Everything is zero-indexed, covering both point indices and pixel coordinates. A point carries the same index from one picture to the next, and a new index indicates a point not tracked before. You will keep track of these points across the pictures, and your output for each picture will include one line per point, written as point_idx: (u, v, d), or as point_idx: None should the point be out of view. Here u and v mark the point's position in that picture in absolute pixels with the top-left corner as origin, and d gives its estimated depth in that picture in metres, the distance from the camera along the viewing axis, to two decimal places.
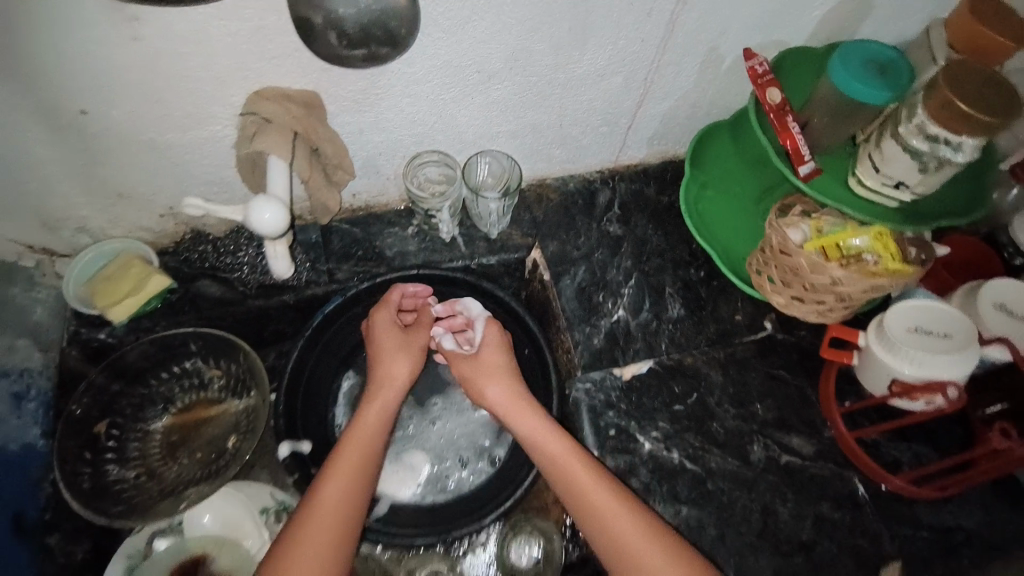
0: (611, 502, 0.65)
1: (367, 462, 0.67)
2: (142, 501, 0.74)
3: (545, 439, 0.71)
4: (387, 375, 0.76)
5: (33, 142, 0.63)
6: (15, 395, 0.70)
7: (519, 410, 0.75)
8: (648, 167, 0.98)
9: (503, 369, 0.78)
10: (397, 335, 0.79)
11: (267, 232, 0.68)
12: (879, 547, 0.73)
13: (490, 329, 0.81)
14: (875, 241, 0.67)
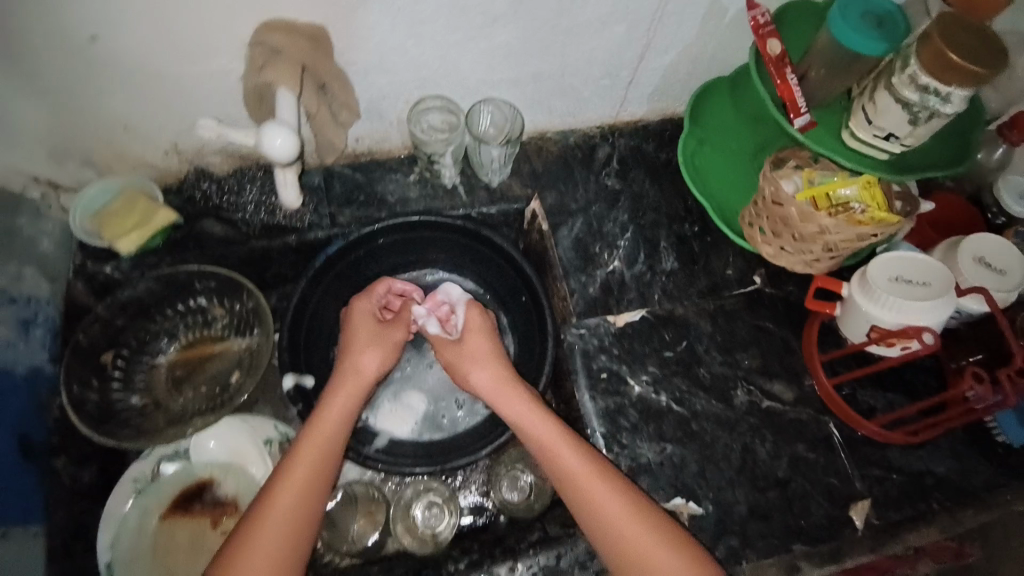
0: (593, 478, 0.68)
1: (326, 446, 0.69)
2: (149, 427, 0.77)
3: (528, 419, 0.75)
4: (354, 366, 0.79)
5: (40, 66, 0.64)
6: (22, 320, 0.71)
7: (499, 392, 0.78)
8: (648, 124, 0.99)
9: (483, 352, 0.82)
10: (373, 326, 0.82)
11: (279, 159, 0.67)
12: (851, 486, 0.78)
13: (473, 313, 0.85)
14: (863, 191, 0.70)
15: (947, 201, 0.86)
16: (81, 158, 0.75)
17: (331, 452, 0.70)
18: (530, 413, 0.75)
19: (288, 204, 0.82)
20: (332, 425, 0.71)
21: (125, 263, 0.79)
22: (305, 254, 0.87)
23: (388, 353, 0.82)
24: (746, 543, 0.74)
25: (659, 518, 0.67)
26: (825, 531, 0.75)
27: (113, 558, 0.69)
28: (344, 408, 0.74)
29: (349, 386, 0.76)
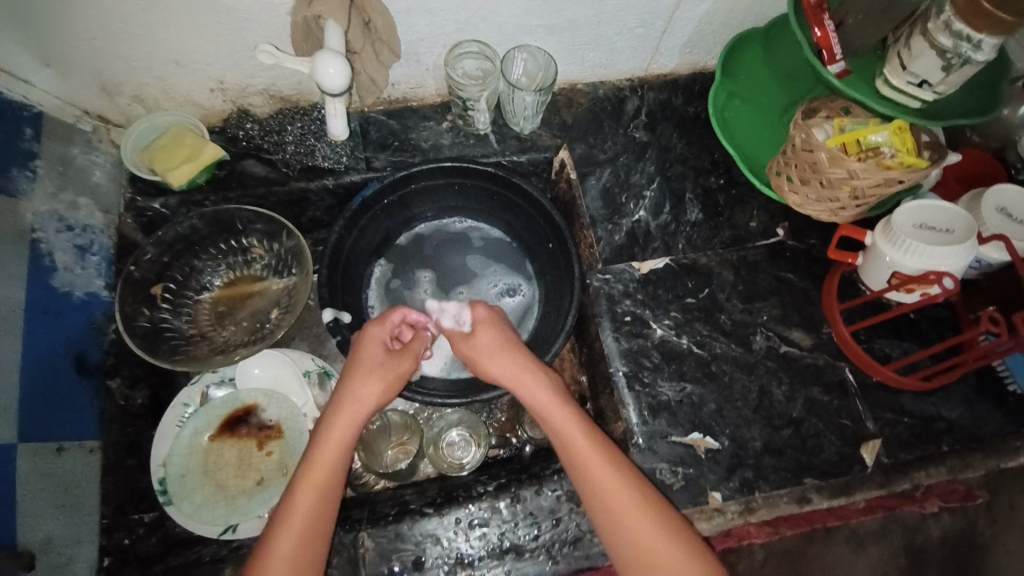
0: (628, 500, 0.65)
1: (326, 487, 0.65)
2: (197, 354, 0.80)
3: (566, 432, 0.70)
4: (353, 396, 0.72)
5: None
6: (79, 248, 0.75)
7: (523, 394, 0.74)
8: (677, 78, 1.00)
9: (500, 353, 0.77)
10: (381, 354, 0.75)
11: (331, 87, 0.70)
12: (863, 427, 0.81)
13: (479, 311, 0.81)
14: (894, 136, 0.74)
15: (973, 155, 0.88)
16: (131, 94, 0.78)
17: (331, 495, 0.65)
18: (568, 428, 0.70)
19: (332, 136, 0.80)
20: (333, 463, 0.67)
21: (172, 200, 0.82)
22: (341, 197, 0.90)
23: (392, 382, 0.74)
24: (759, 476, 0.78)
25: (689, 537, 0.65)
26: (835, 467, 0.79)
27: (167, 473, 0.74)
28: (343, 442, 0.69)
29: (347, 421, 0.70)
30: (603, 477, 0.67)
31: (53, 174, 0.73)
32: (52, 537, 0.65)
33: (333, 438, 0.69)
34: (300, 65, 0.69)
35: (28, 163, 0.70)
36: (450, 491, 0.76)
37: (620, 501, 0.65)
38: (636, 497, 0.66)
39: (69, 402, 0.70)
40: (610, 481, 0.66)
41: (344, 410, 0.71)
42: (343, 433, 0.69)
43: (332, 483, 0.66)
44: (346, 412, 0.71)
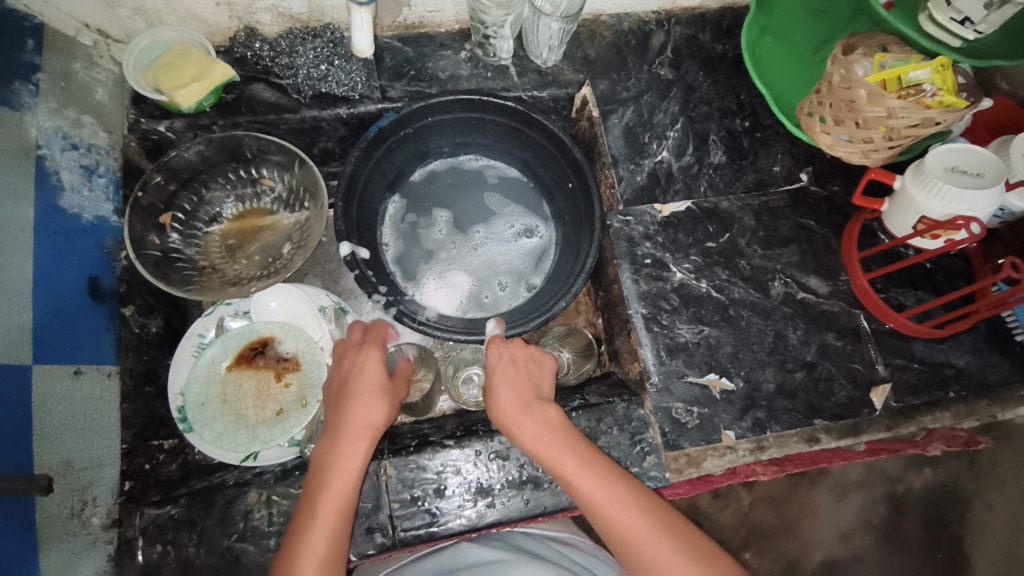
0: (647, 529, 0.61)
1: (339, 520, 0.60)
2: (208, 285, 0.78)
3: (580, 477, 0.64)
4: (358, 421, 0.66)
5: None
6: (85, 168, 0.72)
7: (534, 436, 0.67)
8: (706, 12, 0.95)
9: (504, 397, 0.70)
10: (382, 376, 0.69)
11: None
12: (874, 371, 0.83)
13: (496, 346, 0.73)
14: (936, 73, 0.70)
15: (1004, 102, 0.85)
16: (132, 5, 0.72)
17: (343, 525, 0.61)
18: (574, 470, 0.65)
19: (355, 50, 0.78)
20: (344, 492, 0.62)
21: (179, 123, 0.78)
22: (354, 128, 0.86)
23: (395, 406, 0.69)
24: (772, 416, 0.80)
25: (718, 555, 0.61)
26: (844, 409, 0.81)
27: (185, 401, 0.74)
28: (356, 468, 0.63)
29: (357, 450, 0.64)
30: (621, 515, 0.62)
31: (55, 89, 0.69)
32: (71, 460, 0.64)
33: (343, 468, 0.63)
34: None
35: (31, 76, 0.66)
36: (469, 425, 0.77)
37: (640, 533, 0.61)
38: (658, 524, 0.62)
39: (84, 326, 0.69)
40: (630, 516, 0.62)
41: (348, 438, 0.64)
42: (352, 461, 0.63)
43: (343, 512, 0.61)
44: (350, 441, 0.64)
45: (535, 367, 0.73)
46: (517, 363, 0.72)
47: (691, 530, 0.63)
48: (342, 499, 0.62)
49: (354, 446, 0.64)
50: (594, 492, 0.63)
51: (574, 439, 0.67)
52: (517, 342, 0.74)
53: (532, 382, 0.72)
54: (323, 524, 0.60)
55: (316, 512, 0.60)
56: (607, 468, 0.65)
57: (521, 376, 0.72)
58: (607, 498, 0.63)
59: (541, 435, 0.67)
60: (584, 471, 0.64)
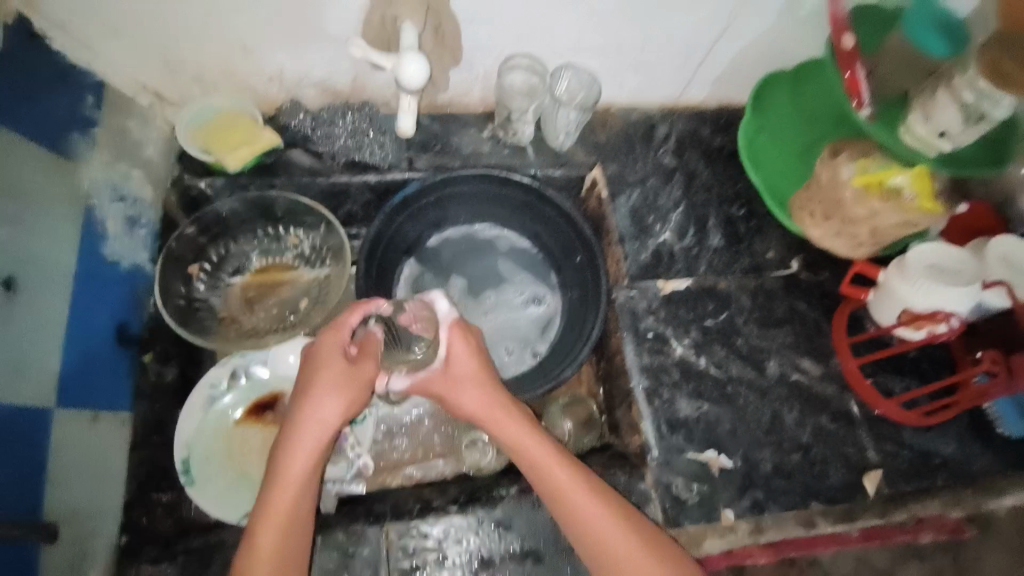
0: (613, 529, 0.63)
1: (291, 521, 0.61)
2: (226, 336, 0.81)
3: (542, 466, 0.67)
4: (310, 417, 0.66)
5: None
6: (130, 219, 0.77)
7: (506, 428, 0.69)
8: (706, 109, 1.02)
9: (468, 390, 0.71)
10: (340, 367, 0.68)
11: (412, 86, 0.72)
12: (866, 456, 0.85)
13: (455, 338, 0.72)
14: (915, 180, 0.77)
15: (981, 208, 0.89)
16: (192, 72, 0.79)
17: (301, 517, 0.63)
18: (541, 458, 0.67)
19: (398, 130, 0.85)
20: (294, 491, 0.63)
21: (219, 181, 0.83)
22: (379, 194, 0.92)
23: (357, 396, 0.68)
24: (769, 497, 0.81)
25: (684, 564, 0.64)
26: (839, 493, 0.83)
27: (190, 453, 0.74)
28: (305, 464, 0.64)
29: (304, 447, 0.65)
30: (583, 507, 0.64)
31: (111, 143, 0.74)
32: (78, 509, 0.66)
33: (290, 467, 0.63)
34: (384, 61, 0.71)
35: (87, 129, 0.71)
36: (472, 491, 0.77)
37: (605, 533, 0.63)
38: (626, 530, 0.64)
39: (107, 371, 0.72)
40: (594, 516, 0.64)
41: (299, 436, 0.65)
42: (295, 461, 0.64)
43: (294, 509, 0.62)
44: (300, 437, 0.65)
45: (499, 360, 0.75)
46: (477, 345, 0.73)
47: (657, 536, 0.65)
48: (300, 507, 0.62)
49: (303, 443, 0.65)
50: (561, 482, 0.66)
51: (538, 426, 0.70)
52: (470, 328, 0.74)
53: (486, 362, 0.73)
54: (271, 523, 0.61)
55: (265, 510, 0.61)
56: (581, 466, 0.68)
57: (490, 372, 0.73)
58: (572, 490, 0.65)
59: (519, 432, 0.69)
60: (551, 458, 0.67)
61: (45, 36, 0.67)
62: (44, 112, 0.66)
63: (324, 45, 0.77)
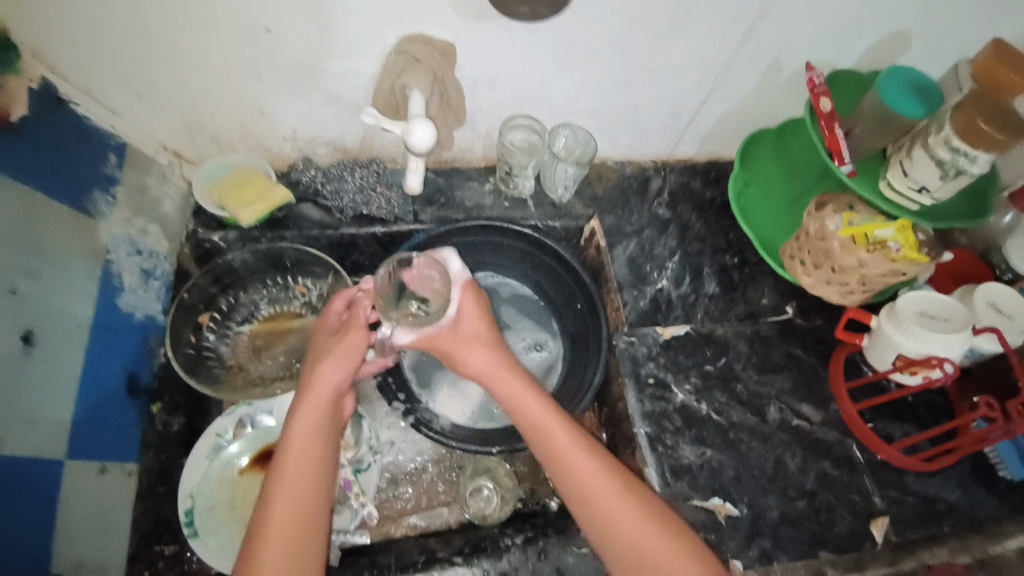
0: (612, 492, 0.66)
1: (306, 483, 0.64)
2: (235, 385, 0.82)
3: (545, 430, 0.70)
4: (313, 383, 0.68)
5: (193, 49, 0.71)
6: (145, 271, 0.80)
7: (512, 391, 0.72)
8: (696, 163, 1.08)
9: (477, 348, 0.75)
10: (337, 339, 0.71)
11: (417, 148, 0.75)
12: (871, 503, 0.85)
13: (467, 299, 0.76)
14: (898, 232, 0.79)
15: (965, 256, 0.94)
16: (210, 134, 0.84)
17: (313, 479, 0.64)
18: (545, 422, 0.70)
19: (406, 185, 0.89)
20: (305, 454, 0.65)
21: (231, 234, 0.87)
22: (386, 245, 0.95)
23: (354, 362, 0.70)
24: (777, 545, 0.80)
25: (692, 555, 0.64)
26: (847, 541, 0.82)
27: (194, 504, 0.74)
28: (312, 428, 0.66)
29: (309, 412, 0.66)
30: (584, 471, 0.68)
31: (130, 201, 0.78)
32: (83, 561, 0.66)
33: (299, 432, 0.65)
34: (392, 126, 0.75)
35: (110, 188, 0.75)
36: (477, 542, 0.77)
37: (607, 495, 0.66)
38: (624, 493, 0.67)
39: (117, 421, 0.73)
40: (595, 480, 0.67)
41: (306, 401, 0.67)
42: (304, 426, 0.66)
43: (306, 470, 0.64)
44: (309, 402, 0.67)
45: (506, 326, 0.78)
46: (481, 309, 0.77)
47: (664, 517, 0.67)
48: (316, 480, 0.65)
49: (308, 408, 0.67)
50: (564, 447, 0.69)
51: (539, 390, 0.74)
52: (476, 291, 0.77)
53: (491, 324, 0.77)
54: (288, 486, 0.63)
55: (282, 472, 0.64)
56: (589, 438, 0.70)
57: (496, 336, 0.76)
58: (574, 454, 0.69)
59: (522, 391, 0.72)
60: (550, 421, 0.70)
61: (71, 100, 0.71)
62: (71, 173, 0.70)
63: (337, 109, 0.82)
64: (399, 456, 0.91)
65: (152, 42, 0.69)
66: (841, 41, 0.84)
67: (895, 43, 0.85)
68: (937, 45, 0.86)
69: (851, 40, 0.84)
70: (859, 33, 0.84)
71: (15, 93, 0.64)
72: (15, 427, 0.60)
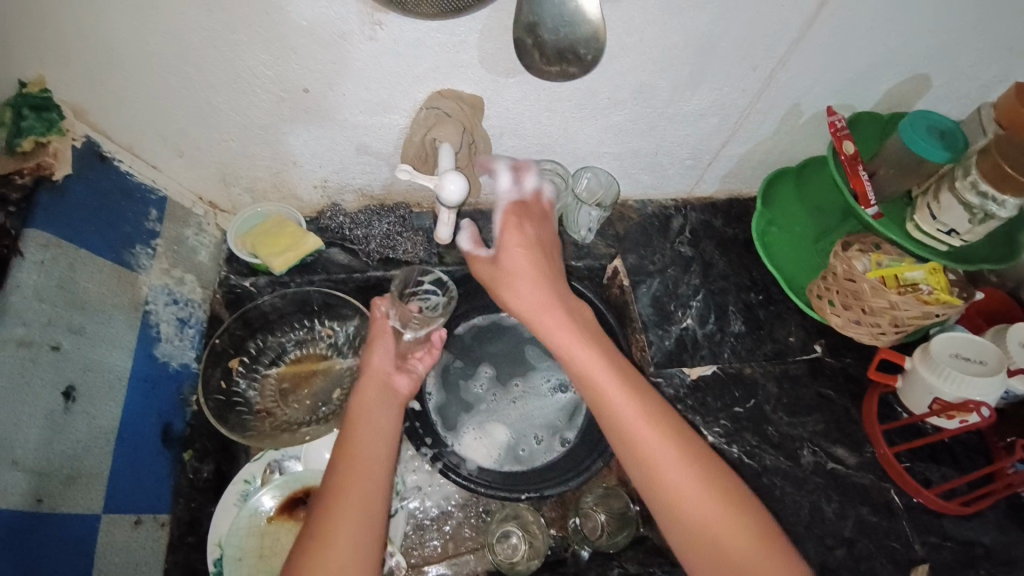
0: (666, 451, 0.65)
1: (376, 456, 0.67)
2: (264, 431, 0.82)
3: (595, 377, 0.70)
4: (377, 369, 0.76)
5: (231, 108, 0.74)
6: (180, 320, 0.82)
7: (560, 329, 0.74)
8: (716, 201, 1.08)
9: (521, 284, 0.76)
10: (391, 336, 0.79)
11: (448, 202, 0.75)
12: (912, 550, 0.82)
13: (510, 230, 0.78)
14: (930, 275, 0.82)
15: (995, 294, 0.93)
16: (245, 185, 0.86)
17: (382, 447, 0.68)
18: (590, 365, 0.71)
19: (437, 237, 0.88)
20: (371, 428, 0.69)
21: (262, 280, 0.89)
22: None
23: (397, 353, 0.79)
24: None
25: (764, 518, 0.63)
26: None
27: (223, 553, 0.74)
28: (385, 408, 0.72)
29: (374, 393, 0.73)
30: (637, 427, 0.67)
31: (168, 252, 0.81)
32: None
33: (367, 407, 0.71)
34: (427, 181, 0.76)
35: (150, 242, 0.79)
36: None
37: (662, 462, 0.65)
38: (680, 454, 0.65)
39: (149, 471, 0.75)
40: (651, 442, 0.65)
41: (370, 381, 0.74)
42: (376, 403, 0.72)
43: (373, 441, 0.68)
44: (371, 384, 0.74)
45: (551, 249, 0.80)
46: (534, 241, 0.79)
47: (726, 478, 0.65)
48: (384, 449, 0.68)
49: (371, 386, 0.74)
50: (608, 390, 0.69)
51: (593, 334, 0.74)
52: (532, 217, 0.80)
53: (545, 253, 0.79)
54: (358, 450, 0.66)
55: (349, 439, 0.68)
56: (643, 391, 0.69)
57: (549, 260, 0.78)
58: (621, 402, 0.68)
59: (570, 338, 0.73)
60: (601, 368, 0.71)
61: (114, 157, 0.75)
62: (113, 229, 0.73)
63: (367, 159, 0.84)
64: (425, 500, 0.90)
65: (195, 105, 0.72)
66: (861, 86, 0.85)
67: (915, 86, 0.86)
68: (957, 87, 0.87)
69: (871, 84, 0.85)
70: (880, 77, 0.84)
71: (56, 152, 0.68)
72: (55, 484, 0.63)
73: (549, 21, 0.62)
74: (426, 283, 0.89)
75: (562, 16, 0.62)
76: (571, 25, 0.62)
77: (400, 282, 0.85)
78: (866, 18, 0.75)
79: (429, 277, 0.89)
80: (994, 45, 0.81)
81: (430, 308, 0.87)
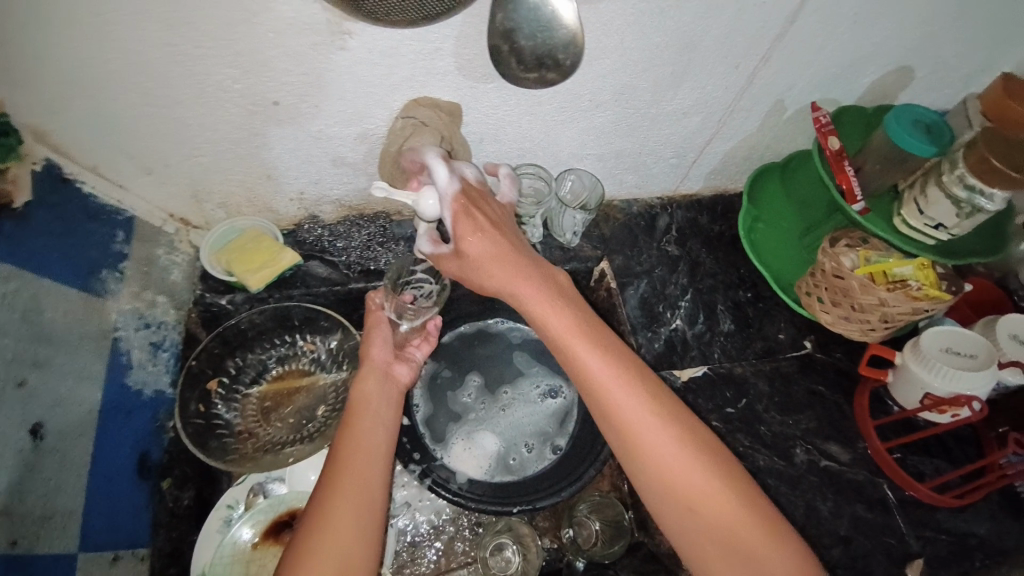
0: (667, 441, 0.59)
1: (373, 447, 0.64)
2: (247, 453, 0.80)
3: (585, 365, 0.62)
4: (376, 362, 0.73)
5: (198, 125, 0.71)
6: (153, 344, 0.80)
7: (537, 310, 0.64)
8: (702, 198, 1.06)
9: (489, 272, 0.64)
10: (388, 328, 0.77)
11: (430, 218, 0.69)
12: (907, 545, 0.81)
13: (462, 219, 0.65)
14: (918, 270, 0.80)
15: (984, 284, 0.92)
16: (218, 202, 0.83)
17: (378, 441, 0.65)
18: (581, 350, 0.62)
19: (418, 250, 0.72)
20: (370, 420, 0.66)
21: (239, 297, 0.86)
22: None
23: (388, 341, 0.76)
24: None
25: (766, 502, 0.60)
26: None
27: None
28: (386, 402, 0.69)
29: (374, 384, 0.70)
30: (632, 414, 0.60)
31: (139, 274, 0.79)
32: None
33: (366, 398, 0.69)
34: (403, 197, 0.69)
35: (119, 265, 0.76)
36: None
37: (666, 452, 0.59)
38: (682, 442, 0.60)
39: (126, 503, 0.73)
40: (652, 429, 0.60)
41: (369, 370, 0.71)
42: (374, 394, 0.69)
43: (370, 434, 0.64)
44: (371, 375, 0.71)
45: (514, 230, 0.68)
46: (493, 223, 0.66)
47: (732, 464, 0.60)
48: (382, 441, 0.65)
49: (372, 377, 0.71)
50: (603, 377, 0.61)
51: (584, 318, 0.64)
52: (481, 200, 0.68)
53: (508, 234, 0.66)
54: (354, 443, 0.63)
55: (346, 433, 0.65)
56: (642, 374, 0.62)
57: (509, 238, 0.66)
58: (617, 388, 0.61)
59: (558, 324, 0.63)
60: (593, 354, 0.62)
61: (76, 178, 0.72)
62: (79, 255, 0.71)
63: (344, 171, 0.82)
64: (416, 515, 0.88)
65: (160, 122, 0.70)
66: (844, 80, 0.84)
67: (898, 78, 0.85)
68: (940, 79, 0.86)
69: (854, 78, 0.84)
70: (862, 70, 0.83)
71: (15, 178, 0.65)
72: (27, 524, 0.61)
73: (526, 27, 0.60)
74: (419, 272, 0.84)
75: (539, 21, 0.59)
76: (549, 30, 0.60)
77: (395, 273, 0.82)
78: (848, 13, 0.74)
79: (423, 264, 0.84)
80: (977, 36, 0.80)
81: (423, 296, 0.84)
